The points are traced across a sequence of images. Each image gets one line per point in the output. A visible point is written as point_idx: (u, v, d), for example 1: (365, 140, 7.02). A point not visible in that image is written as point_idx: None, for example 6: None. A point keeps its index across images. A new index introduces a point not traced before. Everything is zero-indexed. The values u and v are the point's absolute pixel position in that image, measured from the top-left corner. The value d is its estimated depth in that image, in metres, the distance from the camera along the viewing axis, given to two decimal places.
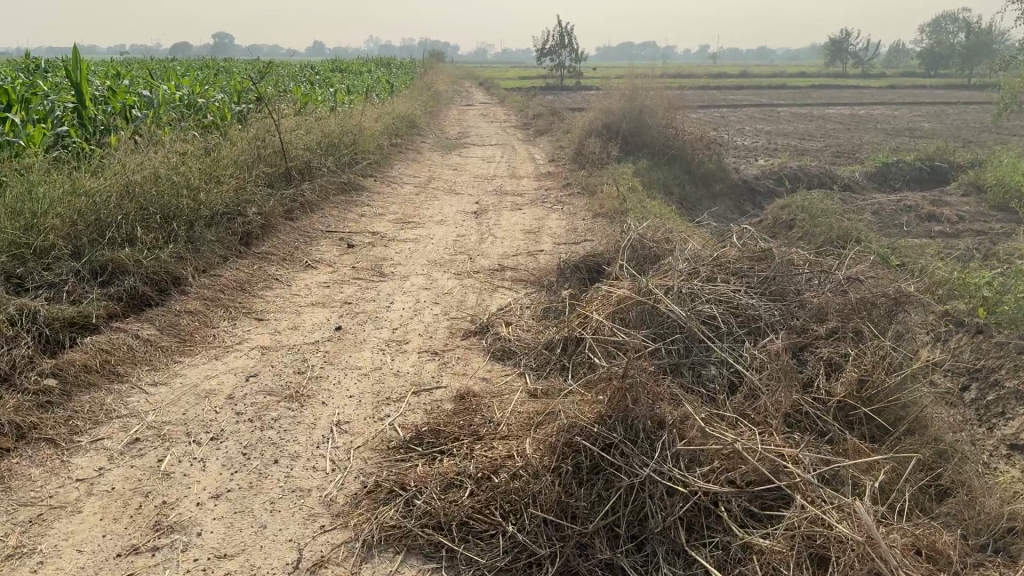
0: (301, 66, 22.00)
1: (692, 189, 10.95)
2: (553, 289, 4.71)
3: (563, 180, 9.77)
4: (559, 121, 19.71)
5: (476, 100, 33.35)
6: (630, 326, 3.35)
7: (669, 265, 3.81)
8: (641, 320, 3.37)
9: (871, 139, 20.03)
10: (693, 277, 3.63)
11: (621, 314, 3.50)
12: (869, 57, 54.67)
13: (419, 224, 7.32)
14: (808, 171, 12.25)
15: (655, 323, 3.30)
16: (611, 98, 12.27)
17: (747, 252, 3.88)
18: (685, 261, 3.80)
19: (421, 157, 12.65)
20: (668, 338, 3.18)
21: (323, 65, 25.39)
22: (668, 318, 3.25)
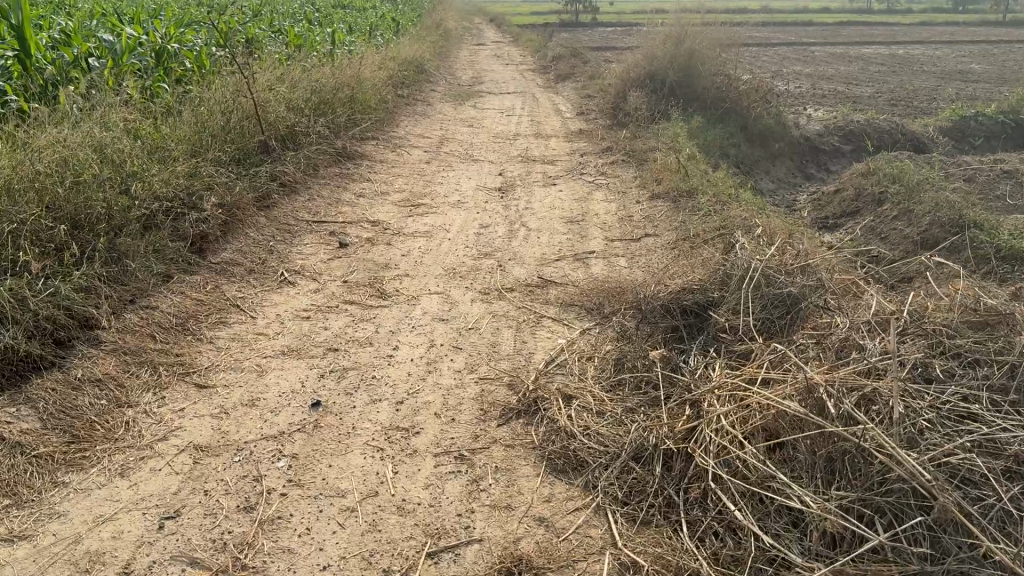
0: None
1: (749, 151, 9.38)
2: (626, 337, 3.29)
3: (601, 145, 8.24)
4: (582, 66, 17.85)
5: (488, 39, 31.27)
6: (822, 484, 2.08)
7: (845, 351, 2.37)
8: (838, 468, 2.09)
9: (924, 83, 18.16)
10: (900, 380, 2.21)
11: (792, 447, 2.18)
12: None
13: (431, 209, 5.86)
14: (876, 126, 10.62)
15: (870, 482, 2.01)
16: (650, 41, 10.56)
17: (963, 326, 2.45)
18: (874, 346, 2.37)
19: (431, 111, 11.04)
20: (904, 523, 1.92)
21: None
22: (894, 480, 1.97)
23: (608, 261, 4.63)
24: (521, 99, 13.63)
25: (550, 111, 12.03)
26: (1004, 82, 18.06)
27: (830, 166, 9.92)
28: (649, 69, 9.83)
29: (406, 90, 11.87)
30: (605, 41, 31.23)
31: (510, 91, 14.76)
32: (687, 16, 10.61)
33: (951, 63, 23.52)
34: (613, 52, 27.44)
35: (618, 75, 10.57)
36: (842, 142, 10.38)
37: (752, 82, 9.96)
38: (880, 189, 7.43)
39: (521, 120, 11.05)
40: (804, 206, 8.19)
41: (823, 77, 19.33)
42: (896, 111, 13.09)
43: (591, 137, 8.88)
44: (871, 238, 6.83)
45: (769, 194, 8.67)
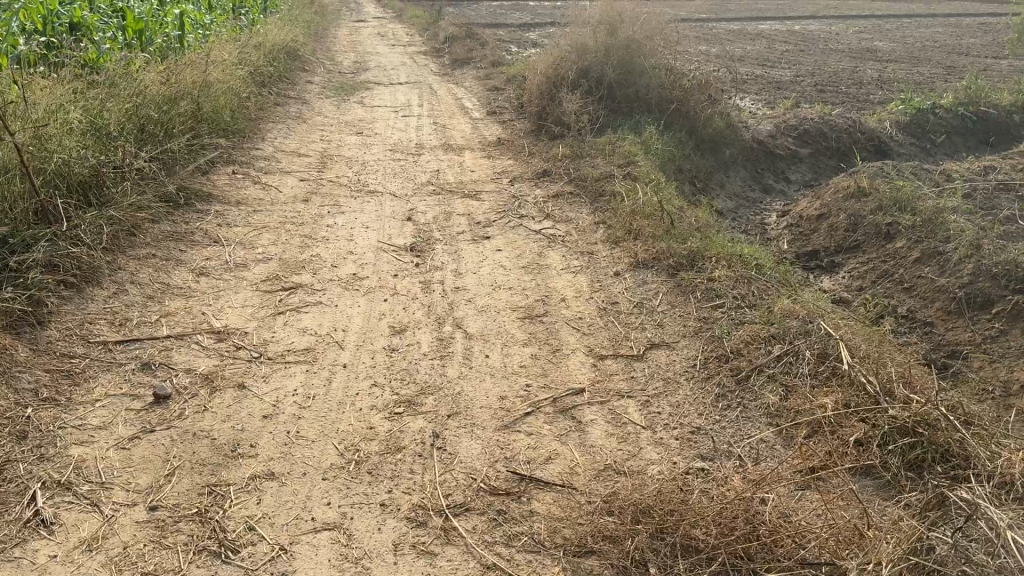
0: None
1: (701, 163, 7.80)
2: None
3: (533, 169, 6.44)
4: (480, 49, 15.86)
5: (370, 14, 28.88)
6: None
7: None
8: None
9: (840, 64, 17.24)
10: None
11: None
12: None
13: (312, 293, 3.93)
14: (832, 124, 9.24)
15: None
16: (574, 25, 8.74)
17: None
18: None
19: (309, 116, 8.90)
20: None
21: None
22: None
23: (609, 414, 2.86)
24: (417, 92, 11.57)
25: (453, 110, 10.06)
26: (919, 63, 17.35)
27: (788, 177, 8.49)
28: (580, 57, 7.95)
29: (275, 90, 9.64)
30: (497, 17, 29.39)
31: (401, 81, 12.64)
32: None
33: (855, 41, 22.82)
34: (508, 30, 25.46)
35: (537, 69, 8.74)
36: (799, 145, 8.94)
37: (699, 76, 8.33)
38: (884, 221, 5.99)
39: (422, 124, 9.07)
40: (782, 238, 6.69)
41: (736, 59, 18.05)
42: (835, 103, 11.84)
43: (514, 156, 7.10)
44: (889, 291, 5.36)
45: (735, 220, 7.13)
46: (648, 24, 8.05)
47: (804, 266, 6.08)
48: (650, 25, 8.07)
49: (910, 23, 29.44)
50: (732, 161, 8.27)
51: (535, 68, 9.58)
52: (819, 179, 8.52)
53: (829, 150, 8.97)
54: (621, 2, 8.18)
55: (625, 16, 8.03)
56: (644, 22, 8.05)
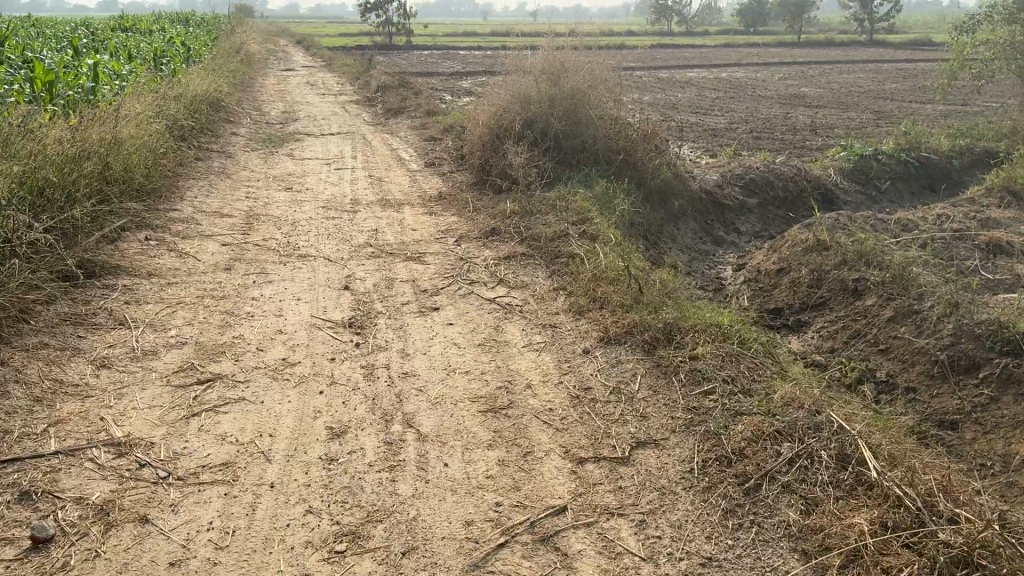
0: (58, 35, 16.50)
1: (652, 215, 7.48)
2: None
3: (480, 227, 5.99)
4: (414, 98, 15.50)
5: (299, 64, 28.36)
6: None
7: None
8: None
9: (772, 111, 17.44)
10: None
11: None
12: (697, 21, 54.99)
13: (234, 388, 3.36)
14: (779, 173, 9.08)
15: None
16: (514, 74, 8.41)
17: None
18: None
19: (233, 172, 8.31)
20: None
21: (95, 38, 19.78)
22: None
23: (601, 542, 2.38)
24: (349, 143, 11.08)
25: (389, 162, 9.60)
26: (848, 109, 17.70)
27: (738, 227, 8.24)
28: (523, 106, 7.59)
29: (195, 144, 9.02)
30: (428, 66, 29.22)
31: (333, 131, 12.14)
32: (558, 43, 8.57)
33: (782, 87, 23.34)
34: (440, 78, 25.25)
35: (478, 120, 8.36)
36: (747, 194, 8.74)
37: (645, 126, 8.06)
38: (850, 276, 5.72)
39: (356, 177, 8.57)
40: (743, 294, 6.36)
41: (670, 106, 18.13)
42: (775, 150, 11.79)
43: (458, 212, 6.64)
44: (864, 353, 5.04)
45: (691, 276, 6.80)
46: (592, 73, 7.77)
47: (770, 326, 5.74)
48: (593, 74, 7.77)
49: (831, 70, 30.43)
50: (681, 213, 7.99)
51: (475, 118, 9.21)
52: (770, 229, 8.30)
53: (777, 199, 8.79)
54: (562, 51, 7.89)
55: (568, 64, 7.73)
56: (588, 71, 7.76)
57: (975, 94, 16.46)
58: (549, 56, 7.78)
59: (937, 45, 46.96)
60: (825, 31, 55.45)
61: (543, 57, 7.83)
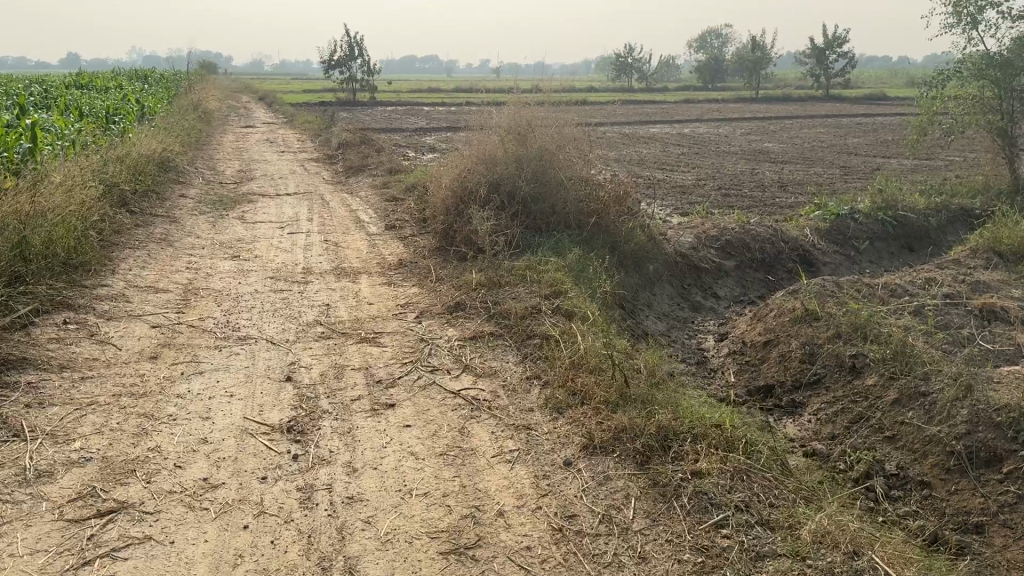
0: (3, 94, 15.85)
1: (627, 282, 7.00)
2: None
3: (443, 300, 5.45)
4: (375, 156, 15.04)
5: (259, 120, 27.93)
6: None
7: None
8: None
9: (739, 166, 17.34)
10: None
11: None
12: (657, 78, 55.98)
13: (141, 526, 2.75)
14: (755, 234, 8.72)
15: None
16: (478, 132, 7.96)
17: None
18: None
19: (176, 239, 7.69)
20: None
21: (44, 98, 19.15)
22: None
23: None
24: (306, 204, 10.54)
25: (347, 225, 9.05)
26: (814, 164, 17.68)
27: (716, 291, 7.81)
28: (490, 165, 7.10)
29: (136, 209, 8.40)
30: (391, 123, 28.98)
31: (289, 191, 11.59)
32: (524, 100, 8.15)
33: (745, 143, 23.40)
34: (403, 135, 24.95)
35: (440, 181, 7.87)
36: (724, 255, 8.34)
37: (618, 186, 7.63)
38: (846, 352, 5.28)
39: (310, 242, 8.00)
40: (728, 369, 5.88)
41: (637, 162, 17.92)
42: (747, 208, 11.50)
43: (419, 282, 6.09)
44: (869, 441, 4.56)
45: (672, 348, 6.31)
46: (562, 130, 7.34)
47: (762, 407, 5.25)
48: (563, 131, 7.34)
49: (791, 125, 30.84)
50: (657, 278, 7.53)
51: (438, 178, 8.73)
52: (749, 293, 7.88)
53: (755, 260, 8.39)
54: (530, 107, 7.46)
55: (536, 121, 7.29)
56: (557, 128, 7.33)
57: (938, 150, 16.54)
58: (516, 113, 7.34)
59: (890, 100, 48.16)
60: (782, 87, 56.69)
61: (510, 114, 7.39)
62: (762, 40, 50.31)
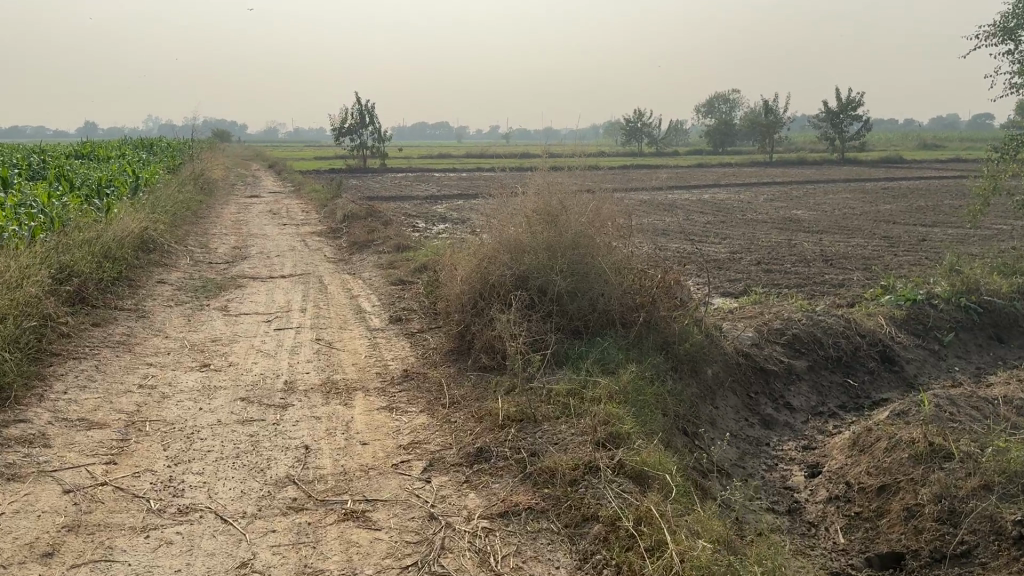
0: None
1: (686, 393, 5.67)
2: None
3: (459, 438, 4.13)
4: (381, 230, 13.90)
5: (265, 190, 27.13)
6: None
7: None
8: None
9: (772, 237, 16.16)
10: None
11: None
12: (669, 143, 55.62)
13: None
14: (825, 326, 7.42)
15: None
16: (497, 209, 6.72)
17: None
18: None
19: (138, 343, 6.43)
20: None
21: (37, 172, 18.32)
22: None
23: None
24: (302, 289, 9.34)
25: (345, 316, 7.79)
26: (853, 235, 16.50)
27: (789, 401, 6.48)
28: (514, 244, 5.78)
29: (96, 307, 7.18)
30: (400, 191, 28.16)
31: (285, 273, 10.41)
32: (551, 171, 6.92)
33: (772, 210, 22.31)
34: (413, 203, 24.04)
35: (453, 268, 6.61)
36: (792, 354, 7.02)
37: (666, 273, 6.35)
38: (1004, 516, 3.93)
39: (298, 342, 6.73)
40: (834, 528, 4.54)
41: (662, 233, 16.73)
42: (796, 291, 10.25)
43: (428, 406, 4.77)
44: None
45: (752, 489, 4.98)
46: (599, 206, 6.06)
47: None
48: (600, 206, 6.07)
49: (814, 190, 29.85)
50: (719, 386, 6.21)
51: (451, 263, 7.49)
52: (828, 404, 6.57)
53: (830, 359, 7.12)
54: (559, 180, 6.22)
55: (567, 193, 6.03)
56: (593, 203, 6.06)
57: (989, 219, 15.33)
58: (543, 186, 6.10)
59: (908, 164, 47.19)
60: (796, 151, 56.06)
61: (536, 188, 6.14)
62: (774, 105, 49.79)
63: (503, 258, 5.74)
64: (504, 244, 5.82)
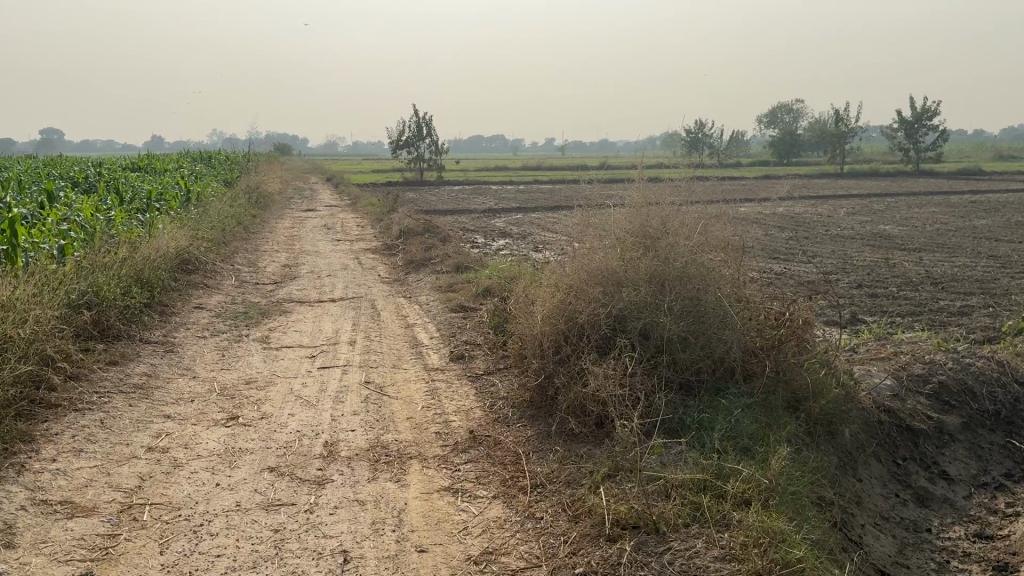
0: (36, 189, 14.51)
1: (827, 466, 4.48)
2: None
3: (551, 550, 3.03)
4: (439, 248, 12.89)
5: (320, 203, 26.54)
6: None
7: None
8: None
9: (865, 256, 14.70)
10: None
11: None
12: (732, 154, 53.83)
13: None
14: (976, 371, 6.11)
15: None
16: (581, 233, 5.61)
17: None
18: None
19: (159, 387, 5.48)
20: None
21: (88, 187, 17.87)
22: None
23: None
24: (353, 315, 8.38)
25: (400, 351, 6.74)
26: (955, 254, 14.94)
27: (945, 469, 5.24)
28: (609, 273, 4.64)
29: (116, 342, 6.28)
30: (457, 204, 27.29)
31: (336, 296, 9.48)
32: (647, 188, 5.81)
33: (855, 225, 20.73)
34: (472, 217, 23.11)
35: (528, 301, 5.51)
36: (939, 408, 5.76)
37: (792, 309, 5.15)
38: None
39: (346, 386, 5.69)
40: None
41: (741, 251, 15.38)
42: (913, 322, 8.91)
43: (505, 487, 3.68)
44: None
45: None
46: (712, 226, 4.90)
47: None
48: (713, 227, 4.90)
49: (895, 203, 27.99)
50: (858, 452, 4.98)
51: (523, 291, 6.39)
52: (992, 473, 5.29)
53: (986, 413, 5.82)
54: (661, 197, 5.07)
55: (671, 211, 4.89)
56: (704, 223, 4.90)
57: None
58: (641, 203, 4.95)
59: (989, 176, 44.60)
60: (867, 162, 53.71)
61: (631, 206, 5.01)
62: (844, 115, 47.69)
63: (593, 292, 4.61)
64: (595, 272, 4.69)
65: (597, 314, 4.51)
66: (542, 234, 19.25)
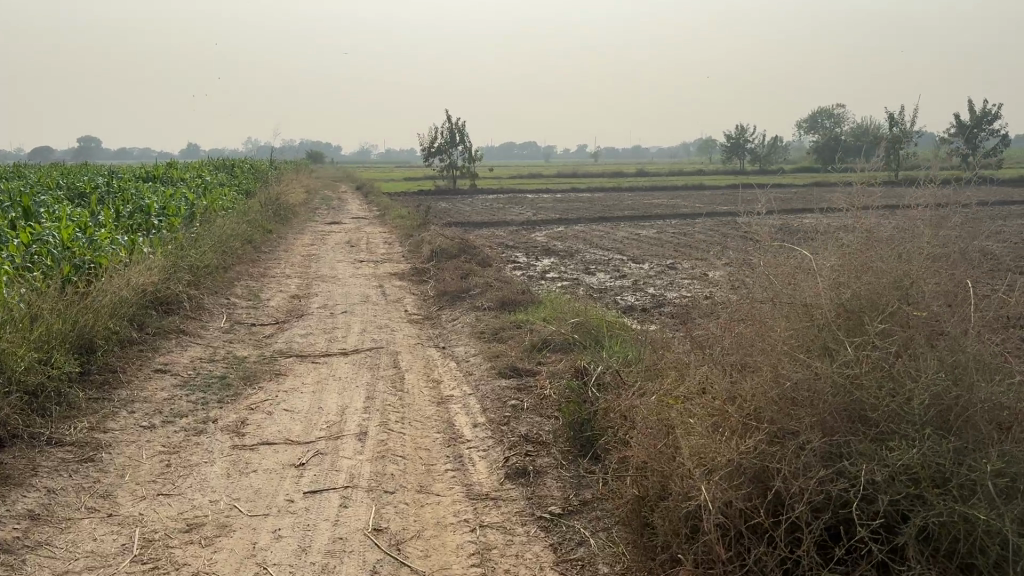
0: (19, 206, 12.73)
1: None
2: None
3: None
4: (478, 274, 10.68)
5: (346, 214, 24.63)
6: None
7: None
8: None
9: None
10: None
11: None
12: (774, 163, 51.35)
13: None
14: None
15: None
16: (742, 301, 3.57)
17: None
18: None
19: (38, 549, 3.40)
20: None
21: (89, 200, 16.10)
22: None
23: None
24: (368, 378, 6.23)
25: (429, 454, 4.54)
26: None
27: None
28: (834, 399, 2.60)
29: (6, 453, 4.22)
30: (492, 215, 25.23)
31: (349, 345, 7.35)
32: (862, 213, 3.91)
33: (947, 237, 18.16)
34: (510, 230, 21.02)
35: (654, 401, 3.40)
36: None
37: None
38: None
39: (341, 536, 3.52)
40: None
41: None
42: None
43: None
44: None
45: None
46: (995, 321, 2.93)
47: None
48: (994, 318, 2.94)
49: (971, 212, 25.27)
50: None
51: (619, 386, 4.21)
52: None
53: None
54: (889, 256, 3.11)
55: (926, 283, 2.92)
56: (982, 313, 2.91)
57: None
58: (866, 268, 3.01)
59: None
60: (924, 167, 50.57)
61: (845, 272, 3.05)
62: (898, 120, 44.89)
63: (812, 438, 2.55)
64: (808, 399, 2.66)
65: (826, 490, 2.46)
66: (591, 251, 17.02)
